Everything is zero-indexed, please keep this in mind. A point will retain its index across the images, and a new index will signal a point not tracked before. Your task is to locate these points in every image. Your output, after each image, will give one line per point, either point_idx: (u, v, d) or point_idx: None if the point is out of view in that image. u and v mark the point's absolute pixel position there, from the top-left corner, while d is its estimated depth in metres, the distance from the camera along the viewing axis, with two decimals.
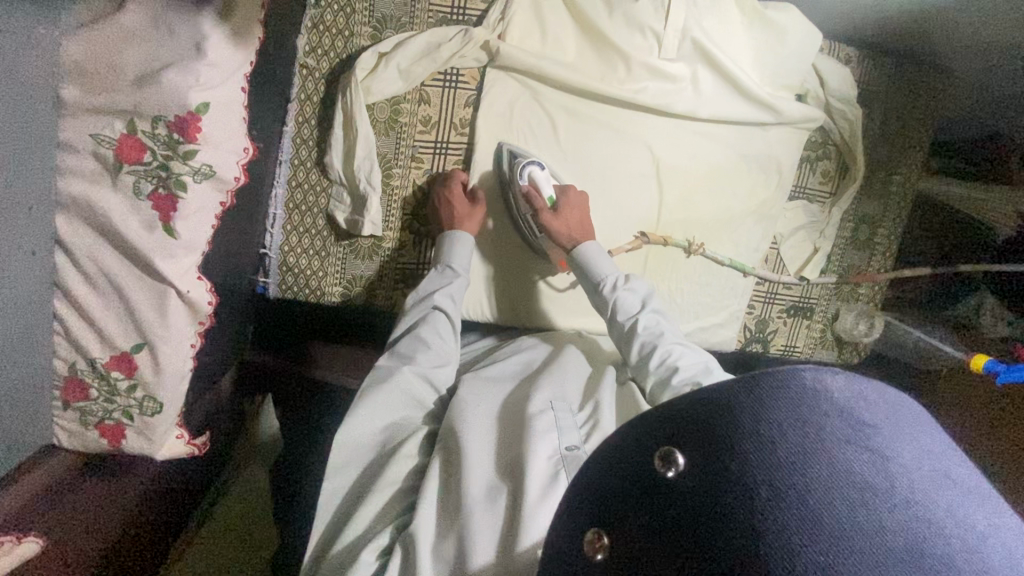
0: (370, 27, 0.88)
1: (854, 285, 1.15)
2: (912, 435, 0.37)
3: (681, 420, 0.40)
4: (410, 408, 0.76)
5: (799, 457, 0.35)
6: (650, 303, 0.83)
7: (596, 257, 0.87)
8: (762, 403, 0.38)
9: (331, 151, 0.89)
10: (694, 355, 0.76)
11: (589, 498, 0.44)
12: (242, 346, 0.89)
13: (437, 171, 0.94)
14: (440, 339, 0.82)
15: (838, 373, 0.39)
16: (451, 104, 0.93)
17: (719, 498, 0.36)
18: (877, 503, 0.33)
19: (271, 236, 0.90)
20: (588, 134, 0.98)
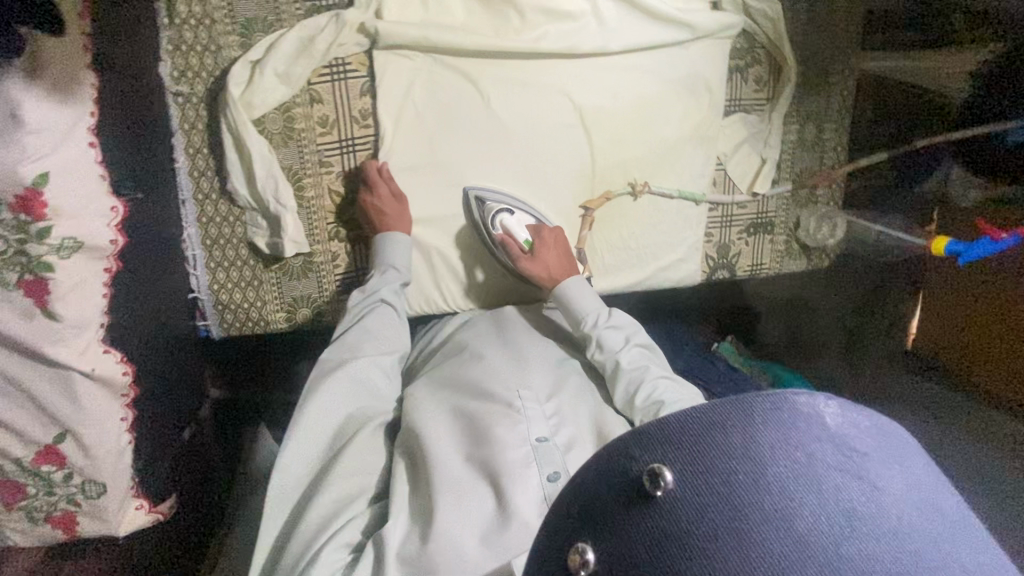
0: (237, 36, 0.81)
1: (811, 188, 1.10)
2: (904, 464, 0.35)
3: (673, 436, 0.36)
4: (364, 395, 0.77)
5: (787, 491, 0.33)
6: (633, 338, 0.82)
7: (578, 294, 0.86)
8: (755, 427, 0.35)
9: (232, 177, 0.84)
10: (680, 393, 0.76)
11: (570, 513, 0.38)
12: (200, 382, 0.89)
13: (351, 171, 0.89)
14: (385, 333, 0.82)
15: (834, 401, 0.37)
16: (345, 97, 0.86)
17: (702, 530, 0.33)
18: (864, 536, 0.31)
19: (197, 279, 0.87)
20: (498, 96, 0.92)
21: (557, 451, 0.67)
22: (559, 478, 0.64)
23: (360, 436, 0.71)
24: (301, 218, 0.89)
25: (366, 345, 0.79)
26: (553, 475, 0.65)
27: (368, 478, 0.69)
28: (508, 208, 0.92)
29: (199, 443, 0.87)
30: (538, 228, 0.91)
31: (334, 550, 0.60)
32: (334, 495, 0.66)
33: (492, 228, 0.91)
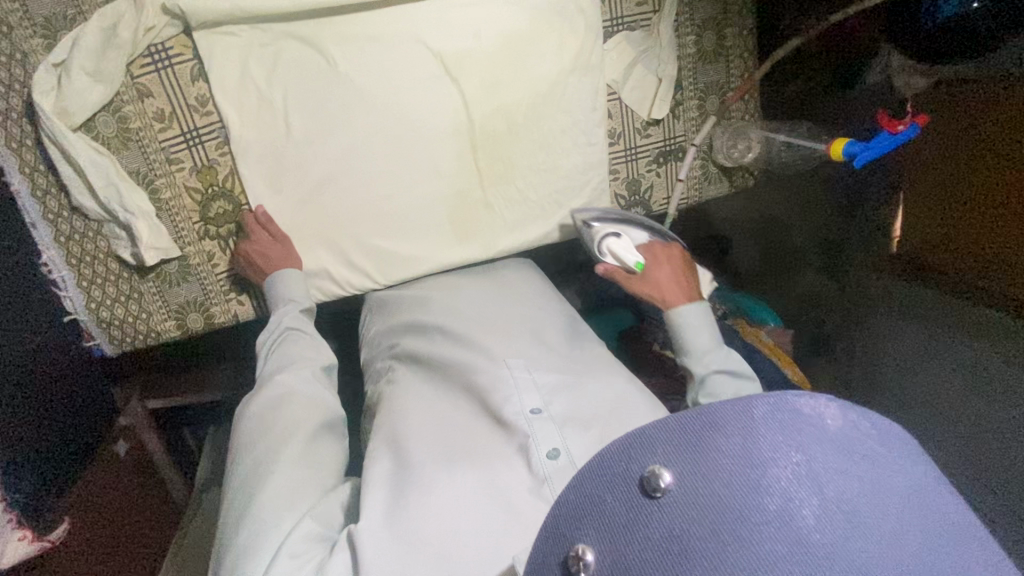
0: (40, 38, 0.76)
1: (721, 102, 1.01)
2: (909, 471, 0.39)
3: (676, 439, 0.40)
4: (292, 408, 0.71)
5: (789, 494, 0.36)
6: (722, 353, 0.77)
7: (698, 316, 0.80)
8: (751, 430, 0.39)
9: (76, 191, 0.80)
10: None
11: (566, 511, 0.42)
12: (88, 412, 0.90)
13: (204, 165, 0.84)
14: (301, 351, 0.78)
15: (837, 405, 0.40)
16: (176, 86, 0.80)
17: (700, 528, 0.37)
18: (857, 536, 0.34)
19: (71, 299, 0.84)
20: (347, 56, 0.84)
21: (553, 426, 0.66)
22: (560, 456, 0.63)
23: (301, 439, 0.68)
24: (162, 223, 0.84)
25: (293, 365, 0.76)
26: (553, 452, 0.63)
27: (328, 475, 0.67)
28: (615, 233, 0.87)
29: (97, 476, 0.89)
30: (645, 247, 0.87)
31: (295, 543, 0.59)
32: (287, 487, 0.64)
33: (600, 255, 0.88)
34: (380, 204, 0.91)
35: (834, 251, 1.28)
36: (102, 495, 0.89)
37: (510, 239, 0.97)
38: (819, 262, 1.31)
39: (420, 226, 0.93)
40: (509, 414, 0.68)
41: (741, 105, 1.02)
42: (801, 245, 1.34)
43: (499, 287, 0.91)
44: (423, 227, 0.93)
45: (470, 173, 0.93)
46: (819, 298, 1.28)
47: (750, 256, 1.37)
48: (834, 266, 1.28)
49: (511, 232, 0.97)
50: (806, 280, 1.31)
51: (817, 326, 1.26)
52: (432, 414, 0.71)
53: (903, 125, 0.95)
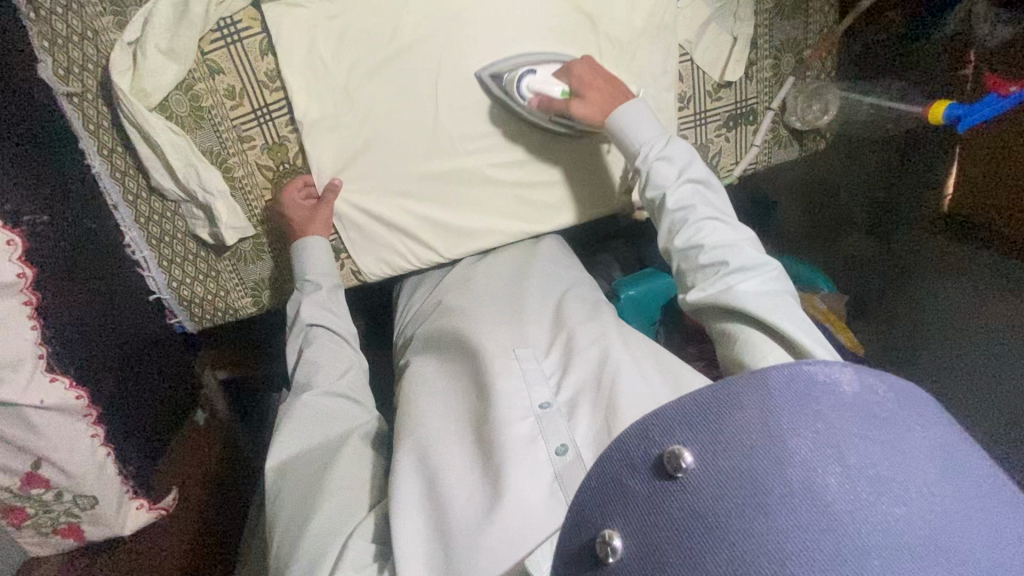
0: (111, 15, 0.75)
1: (799, 60, 0.97)
2: (923, 426, 0.42)
3: (692, 417, 0.42)
4: (329, 427, 0.76)
5: (812, 462, 0.38)
6: (687, 173, 0.76)
7: (632, 125, 0.80)
8: (771, 399, 0.41)
9: (154, 173, 0.81)
10: (725, 237, 0.72)
11: (590, 499, 0.44)
12: (184, 395, 0.93)
13: (274, 142, 0.84)
14: (329, 354, 0.82)
15: (851, 369, 0.43)
16: (246, 63, 0.79)
17: (716, 500, 0.39)
18: (879, 497, 0.37)
19: (154, 279, 0.86)
20: (411, 25, 0.82)
21: (563, 421, 0.66)
22: (568, 452, 0.63)
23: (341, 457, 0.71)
24: (237, 202, 0.85)
25: (321, 373, 0.80)
26: (562, 448, 0.64)
27: (360, 491, 0.69)
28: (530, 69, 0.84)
29: (196, 445, 0.94)
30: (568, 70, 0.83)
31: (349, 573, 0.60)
32: (330, 514, 0.66)
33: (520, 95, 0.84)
34: (448, 177, 0.90)
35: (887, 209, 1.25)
36: (203, 468, 0.94)
37: (576, 212, 0.96)
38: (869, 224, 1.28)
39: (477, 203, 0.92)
40: (517, 410, 0.67)
41: (820, 64, 0.97)
42: (851, 209, 1.31)
43: (514, 267, 0.91)
44: (481, 202, 0.92)
45: (534, 144, 0.91)
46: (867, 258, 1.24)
47: (796, 216, 1.36)
48: (882, 224, 1.25)
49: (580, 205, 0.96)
50: (846, 241, 1.30)
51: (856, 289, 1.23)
52: (451, 399, 0.74)
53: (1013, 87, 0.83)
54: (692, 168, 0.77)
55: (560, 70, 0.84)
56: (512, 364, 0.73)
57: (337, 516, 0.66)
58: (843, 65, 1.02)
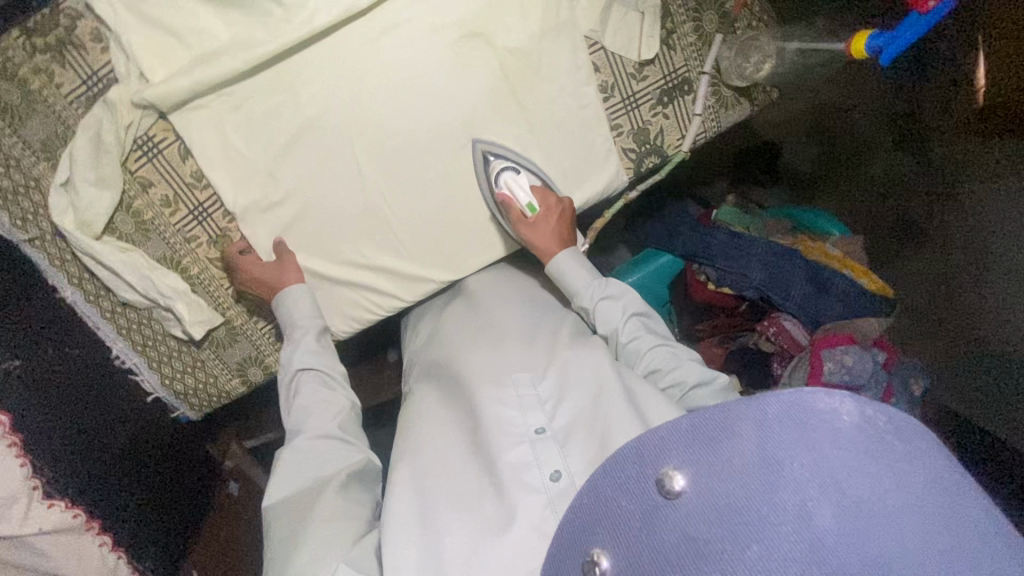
0: (43, 159, 0.79)
1: (721, 16, 0.90)
2: (925, 462, 0.45)
3: (687, 443, 0.48)
4: (323, 460, 0.75)
5: (804, 493, 0.43)
6: (630, 309, 0.84)
7: (568, 266, 0.87)
8: (770, 429, 0.47)
9: (119, 289, 0.87)
10: (674, 360, 0.81)
11: (586, 514, 0.50)
12: (196, 480, 1.02)
13: (218, 235, 0.88)
14: (321, 395, 0.82)
15: (852, 402, 0.47)
16: (171, 170, 0.83)
17: (705, 522, 0.44)
18: (867, 528, 0.41)
19: (147, 380, 0.93)
20: (310, 93, 0.83)
21: (556, 447, 0.69)
22: (562, 478, 0.66)
23: (329, 492, 0.72)
24: (200, 297, 0.91)
25: (315, 415, 0.79)
26: (556, 474, 0.66)
27: (352, 521, 0.71)
28: (513, 166, 0.88)
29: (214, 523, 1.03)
30: (542, 190, 0.89)
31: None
32: (317, 543, 0.67)
33: (494, 185, 0.88)
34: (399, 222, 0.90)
35: (906, 122, 1.40)
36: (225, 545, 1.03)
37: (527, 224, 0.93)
38: (894, 138, 1.42)
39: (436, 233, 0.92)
40: (513, 436, 0.71)
41: (746, 13, 0.90)
42: (872, 129, 1.45)
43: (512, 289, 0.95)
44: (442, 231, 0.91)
45: (468, 167, 0.89)
46: (908, 178, 1.39)
47: (807, 156, 1.54)
48: (917, 145, 1.38)
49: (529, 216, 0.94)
50: (874, 161, 1.45)
51: (873, 224, 1.44)
52: (451, 423, 0.78)
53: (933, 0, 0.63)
54: (629, 302, 0.85)
55: (541, 184, 0.90)
56: (509, 391, 0.76)
57: (322, 544, 0.67)
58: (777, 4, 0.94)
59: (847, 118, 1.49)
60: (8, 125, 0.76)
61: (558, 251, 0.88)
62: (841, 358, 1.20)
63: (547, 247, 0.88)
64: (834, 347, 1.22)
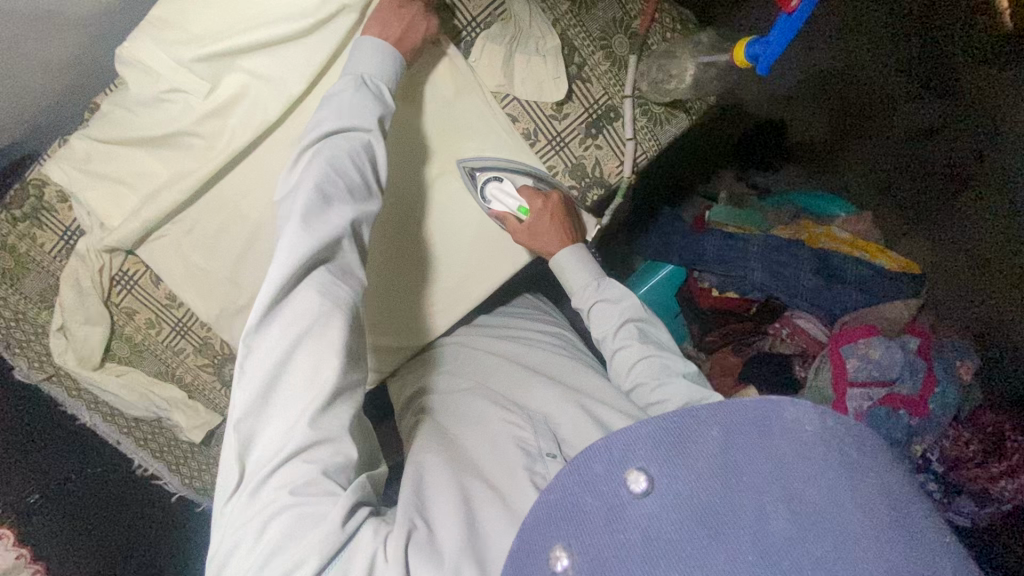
0: (43, 309, 0.90)
1: (630, 38, 0.88)
2: (884, 469, 0.43)
3: (656, 442, 0.45)
4: (297, 336, 0.58)
5: (765, 502, 0.41)
6: (627, 315, 0.82)
7: (571, 269, 0.87)
8: (736, 432, 0.44)
9: (126, 408, 0.96)
10: (668, 370, 0.76)
11: (551, 515, 0.46)
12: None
13: (201, 344, 0.96)
14: (336, 215, 0.64)
15: (814, 412, 0.45)
16: (149, 295, 0.92)
17: (667, 527, 0.42)
18: (825, 536, 0.39)
19: (171, 482, 1.02)
20: (243, 204, 0.86)
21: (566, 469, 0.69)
22: None
23: (289, 398, 0.57)
24: (199, 401, 0.98)
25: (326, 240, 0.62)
26: None
27: (321, 447, 0.56)
28: (498, 176, 0.87)
29: None
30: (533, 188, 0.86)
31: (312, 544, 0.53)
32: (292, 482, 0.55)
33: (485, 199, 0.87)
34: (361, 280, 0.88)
35: (932, 65, 1.29)
36: None
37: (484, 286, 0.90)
38: (911, 83, 1.32)
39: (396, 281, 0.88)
40: (520, 453, 0.70)
41: (655, 27, 0.88)
42: (895, 80, 1.34)
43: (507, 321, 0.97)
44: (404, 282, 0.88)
45: (414, 233, 0.87)
46: (936, 124, 1.31)
47: (818, 125, 1.42)
48: (941, 87, 1.29)
49: (485, 274, 0.89)
50: (900, 111, 1.35)
51: (917, 177, 1.35)
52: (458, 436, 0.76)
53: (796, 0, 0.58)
54: (627, 306, 0.83)
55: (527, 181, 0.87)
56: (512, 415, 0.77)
57: (302, 488, 0.55)
58: (686, 13, 0.92)
59: (858, 76, 1.36)
60: (11, 288, 0.88)
61: (561, 250, 0.87)
62: (865, 353, 1.08)
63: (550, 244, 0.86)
64: (855, 342, 1.10)
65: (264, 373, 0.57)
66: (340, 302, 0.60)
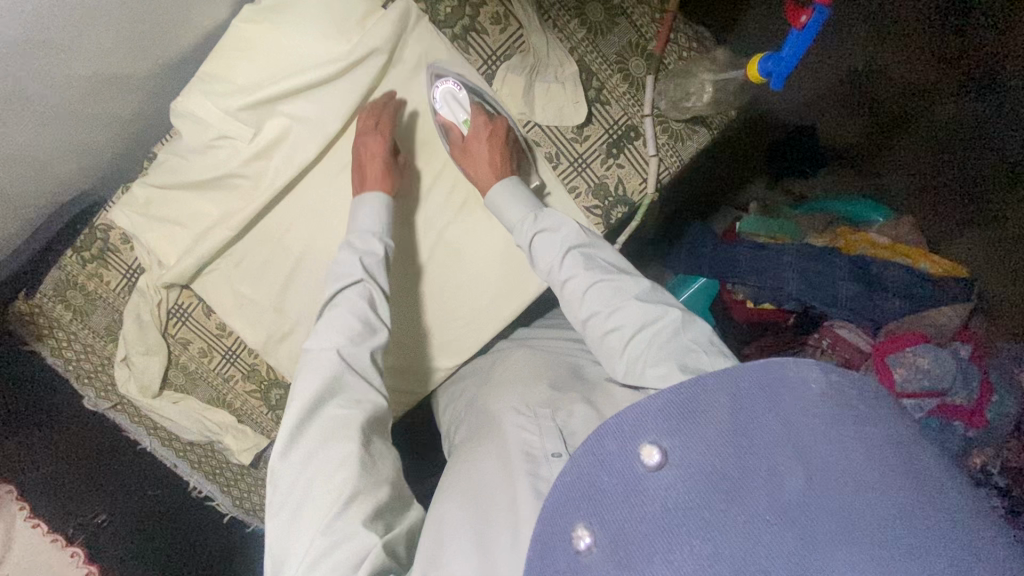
0: (109, 341, 0.98)
1: (646, 59, 0.90)
2: (888, 422, 0.44)
3: (667, 412, 0.47)
4: (314, 438, 0.63)
5: (776, 463, 0.42)
6: (568, 244, 0.77)
7: (507, 202, 0.82)
8: (744, 395, 0.46)
9: (181, 432, 1.01)
10: (619, 293, 0.71)
11: (570, 494, 0.47)
12: None
13: (249, 370, 1.00)
14: (343, 322, 0.70)
15: (818, 370, 0.47)
16: (201, 325, 0.98)
17: (684, 496, 0.43)
18: (837, 488, 0.40)
19: (223, 503, 1.07)
20: (286, 235, 0.92)
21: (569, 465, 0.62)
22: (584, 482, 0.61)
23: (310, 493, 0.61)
24: (247, 425, 1.02)
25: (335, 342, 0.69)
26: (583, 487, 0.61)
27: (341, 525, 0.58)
28: (455, 86, 0.86)
29: None
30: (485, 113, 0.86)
31: None
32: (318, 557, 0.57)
33: (435, 100, 0.87)
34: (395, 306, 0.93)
35: (958, 60, 1.29)
36: None
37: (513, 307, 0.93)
38: (945, 82, 1.30)
39: (423, 300, 0.93)
40: (527, 451, 0.65)
41: (671, 48, 0.90)
42: (927, 77, 1.31)
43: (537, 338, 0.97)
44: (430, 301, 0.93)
45: (438, 257, 0.92)
46: (970, 117, 1.29)
47: (849, 129, 1.37)
48: (969, 78, 1.29)
49: (509, 296, 0.92)
50: (935, 111, 1.31)
51: (957, 176, 1.31)
52: (475, 442, 0.75)
53: (804, 15, 0.60)
54: (567, 235, 0.78)
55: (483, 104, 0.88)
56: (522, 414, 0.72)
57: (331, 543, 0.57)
58: (702, 33, 0.93)
59: (889, 76, 1.33)
60: (83, 323, 0.97)
61: (495, 182, 0.84)
62: (913, 360, 1.04)
63: (486, 176, 0.85)
64: (902, 349, 1.06)
65: (288, 482, 0.62)
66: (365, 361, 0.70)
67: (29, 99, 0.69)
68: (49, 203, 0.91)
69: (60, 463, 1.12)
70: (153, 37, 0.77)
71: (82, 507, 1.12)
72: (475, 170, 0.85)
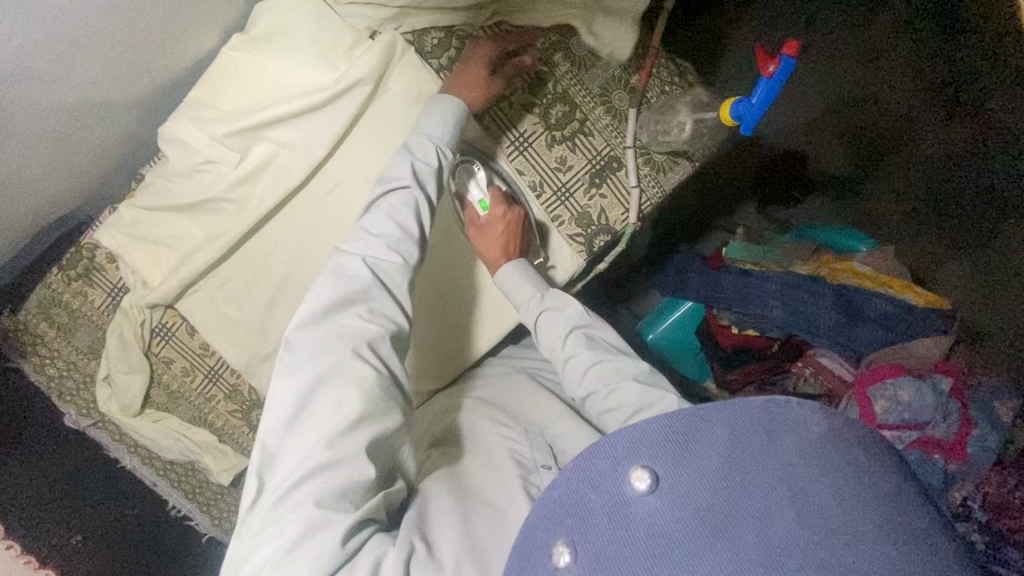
0: (93, 359, 0.98)
1: (630, 92, 0.92)
2: (885, 472, 0.42)
3: (664, 436, 0.45)
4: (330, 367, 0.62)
5: (771, 505, 0.40)
6: (571, 322, 0.79)
7: (515, 280, 0.85)
8: (745, 428, 0.44)
9: (162, 451, 1.02)
10: (618, 376, 0.72)
11: (555, 515, 0.47)
12: None
13: (232, 391, 1.00)
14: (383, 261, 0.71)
15: (821, 413, 0.45)
16: (184, 345, 0.98)
17: (669, 525, 0.42)
18: (830, 541, 0.38)
19: (203, 522, 1.07)
20: (271, 257, 0.92)
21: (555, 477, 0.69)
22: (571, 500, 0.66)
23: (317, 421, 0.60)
24: (228, 445, 1.02)
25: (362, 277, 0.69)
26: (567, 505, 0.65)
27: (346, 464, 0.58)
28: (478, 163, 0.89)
29: None
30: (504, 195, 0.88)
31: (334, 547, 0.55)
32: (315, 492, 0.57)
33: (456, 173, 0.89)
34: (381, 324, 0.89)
35: (950, 91, 1.29)
36: None
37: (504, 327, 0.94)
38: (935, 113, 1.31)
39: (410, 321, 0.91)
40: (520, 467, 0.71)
41: (654, 82, 0.92)
42: (913, 107, 1.33)
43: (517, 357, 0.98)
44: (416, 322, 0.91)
45: (426, 276, 0.91)
46: (961, 148, 1.29)
47: (837, 152, 1.39)
48: (960, 111, 1.28)
49: (493, 320, 0.93)
50: (924, 140, 1.32)
51: (947, 205, 1.31)
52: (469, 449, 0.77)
53: (772, 65, 0.61)
54: (570, 314, 0.80)
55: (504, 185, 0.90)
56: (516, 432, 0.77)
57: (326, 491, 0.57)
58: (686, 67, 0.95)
59: (878, 105, 1.35)
60: (67, 341, 0.97)
61: (507, 263, 0.86)
62: (893, 393, 1.05)
63: (498, 258, 0.87)
64: (882, 382, 1.07)
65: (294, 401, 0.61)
66: (371, 334, 0.65)
67: (18, 124, 0.70)
68: (35, 222, 0.92)
69: (42, 479, 1.12)
70: (142, 64, 0.79)
71: (61, 523, 1.12)
72: (488, 249, 0.87)
